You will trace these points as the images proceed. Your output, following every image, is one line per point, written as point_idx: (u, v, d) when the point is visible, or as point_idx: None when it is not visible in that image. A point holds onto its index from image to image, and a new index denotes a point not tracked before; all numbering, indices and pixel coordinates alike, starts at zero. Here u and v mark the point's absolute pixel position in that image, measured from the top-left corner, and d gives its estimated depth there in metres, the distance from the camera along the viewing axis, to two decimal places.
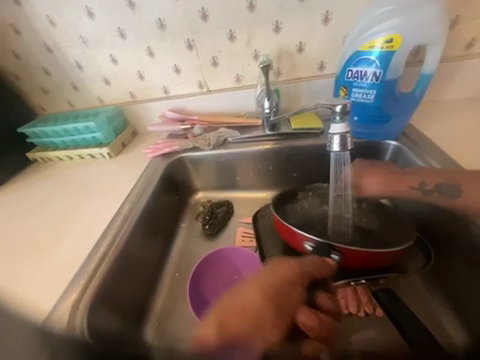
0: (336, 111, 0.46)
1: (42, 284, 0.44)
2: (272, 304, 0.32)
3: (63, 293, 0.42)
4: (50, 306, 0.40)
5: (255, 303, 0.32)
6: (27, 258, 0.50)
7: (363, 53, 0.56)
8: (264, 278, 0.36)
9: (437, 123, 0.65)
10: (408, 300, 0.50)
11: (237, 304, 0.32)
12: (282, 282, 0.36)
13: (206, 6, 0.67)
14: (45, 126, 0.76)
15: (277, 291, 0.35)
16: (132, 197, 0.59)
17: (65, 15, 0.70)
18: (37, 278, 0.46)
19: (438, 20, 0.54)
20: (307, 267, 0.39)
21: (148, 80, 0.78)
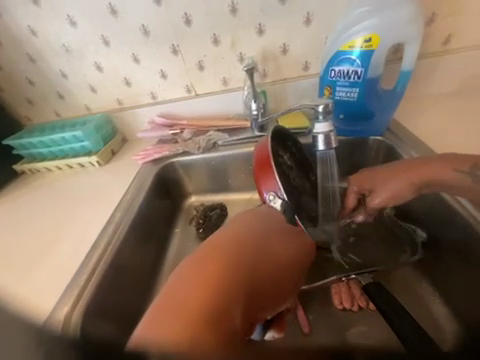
0: (319, 111, 0.48)
1: (34, 297, 0.44)
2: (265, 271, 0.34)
3: (55, 305, 0.41)
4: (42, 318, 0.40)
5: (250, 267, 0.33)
6: (17, 272, 0.49)
7: (344, 53, 0.58)
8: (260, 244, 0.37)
9: (419, 117, 0.67)
10: (399, 292, 0.52)
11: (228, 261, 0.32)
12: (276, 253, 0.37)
13: (189, 11, 0.68)
14: (31, 137, 0.75)
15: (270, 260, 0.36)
16: (123, 205, 0.59)
17: (47, 24, 0.70)
18: (28, 292, 0.45)
19: (413, 19, 0.56)
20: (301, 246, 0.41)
21: (135, 86, 0.77)
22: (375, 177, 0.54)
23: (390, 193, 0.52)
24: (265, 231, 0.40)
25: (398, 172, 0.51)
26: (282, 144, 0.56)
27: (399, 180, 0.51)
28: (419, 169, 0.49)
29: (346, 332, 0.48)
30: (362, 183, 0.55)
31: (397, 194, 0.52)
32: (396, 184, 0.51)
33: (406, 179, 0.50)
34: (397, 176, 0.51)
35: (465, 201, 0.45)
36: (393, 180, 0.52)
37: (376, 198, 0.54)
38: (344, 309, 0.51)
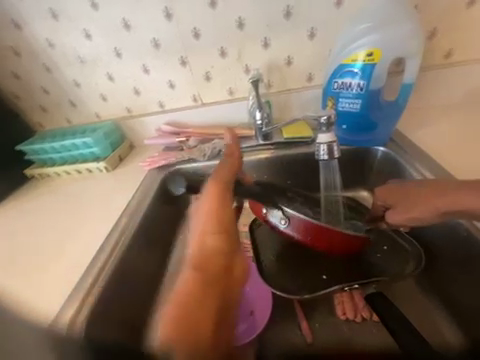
0: (322, 122, 0.49)
1: (44, 293, 0.47)
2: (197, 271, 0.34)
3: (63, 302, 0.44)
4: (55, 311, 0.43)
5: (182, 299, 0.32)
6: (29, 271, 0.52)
7: (347, 66, 0.60)
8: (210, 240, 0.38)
9: (423, 128, 0.68)
10: (401, 304, 0.51)
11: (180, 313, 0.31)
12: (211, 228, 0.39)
13: (198, 26, 0.71)
14: (43, 143, 0.78)
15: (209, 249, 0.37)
16: (129, 211, 0.61)
17: (63, 37, 0.74)
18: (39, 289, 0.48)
19: (414, 34, 0.58)
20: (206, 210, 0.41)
21: (144, 95, 0.80)
22: (402, 194, 0.49)
23: (407, 214, 0.48)
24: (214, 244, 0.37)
25: (421, 194, 0.47)
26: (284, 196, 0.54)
27: (422, 203, 0.46)
28: (441, 193, 0.44)
29: (351, 345, 0.48)
30: (387, 197, 0.51)
31: (414, 216, 0.47)
32: (413, 207, 0.47)
33: (425, 203, 0.46)
34: (421, 197, 0.46)
35: None
36: (414, 202, 0.47)
37: (395, 215, 0.49)
38: (347, 320, 0.51)
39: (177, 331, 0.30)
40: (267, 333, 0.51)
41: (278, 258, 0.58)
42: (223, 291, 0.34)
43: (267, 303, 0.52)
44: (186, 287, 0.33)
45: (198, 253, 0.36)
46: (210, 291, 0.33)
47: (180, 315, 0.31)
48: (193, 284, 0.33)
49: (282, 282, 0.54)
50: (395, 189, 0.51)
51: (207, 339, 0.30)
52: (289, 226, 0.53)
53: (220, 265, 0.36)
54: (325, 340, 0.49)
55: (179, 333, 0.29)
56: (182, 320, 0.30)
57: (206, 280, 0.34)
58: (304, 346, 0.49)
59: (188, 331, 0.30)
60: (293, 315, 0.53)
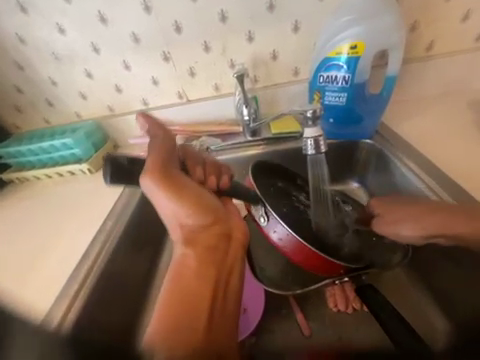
0: (308, 116, 0.49)
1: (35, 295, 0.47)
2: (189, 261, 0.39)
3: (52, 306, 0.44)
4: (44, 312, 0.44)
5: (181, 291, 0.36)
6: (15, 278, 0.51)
7: (332, 59, 0.59)
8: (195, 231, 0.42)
9: (407, 120, 0.69)
10: (388, 294, 0.53)
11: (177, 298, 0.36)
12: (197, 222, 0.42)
13: (179, 19, 0.68)
14: (20, 146, 0.74)
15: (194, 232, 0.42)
16: (115, 214, 0.59)
17: (35, 32, 0.69)
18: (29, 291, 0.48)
19: (396, 27, 0.58)
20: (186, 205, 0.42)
21: (126, 93, 0.77)
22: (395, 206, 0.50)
23: (394, 228, 0.49)
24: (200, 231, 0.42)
25: (413, 209, 0.47)
26: (293, 184, 0.61)
27: (412, 219, 0.47)
28: (435, 213, 0.44)
29: (343, 336, 0.49)
30: (379, 208, 0.52)
31: (400, 231, 0.48)
32: (402, 221, 0.48)
33: (413, 218, 0.47)
34: (412, 212, 0.47)
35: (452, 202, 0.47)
36: (404, 216, 0.48)
37: (382, 227, 0.50)
38: (339, 312, 0.52)
39: (179, 307, 0.35)
40: (260, 329, 0.51)
41: (271, 254, 0.58)
42: (223, 259, 0.41)
43: (260, 299, 0.53)
44: (185, 261, 0.39)
45: (184, 232, 0.42)
46: (206, 260, 0.39)
47: (184, 286, 0.37)
48: (191, 258, 0.40)
49: (275, 277, 0.54)
50: (387, 201, 0.52)
51: (209, 301, 0.36)
52: (278, 239, 0.49)
53: (214, 238, 0.42)
54: (320, 333, 0.50)
55: (184, 302, 0.35)
56: (182, 307, 0.35)
57: (199, 252, 0.40)
58: (300, 340, 0.49)
59: (193, 297, 0.35)
60: (287, 310, 0.53)
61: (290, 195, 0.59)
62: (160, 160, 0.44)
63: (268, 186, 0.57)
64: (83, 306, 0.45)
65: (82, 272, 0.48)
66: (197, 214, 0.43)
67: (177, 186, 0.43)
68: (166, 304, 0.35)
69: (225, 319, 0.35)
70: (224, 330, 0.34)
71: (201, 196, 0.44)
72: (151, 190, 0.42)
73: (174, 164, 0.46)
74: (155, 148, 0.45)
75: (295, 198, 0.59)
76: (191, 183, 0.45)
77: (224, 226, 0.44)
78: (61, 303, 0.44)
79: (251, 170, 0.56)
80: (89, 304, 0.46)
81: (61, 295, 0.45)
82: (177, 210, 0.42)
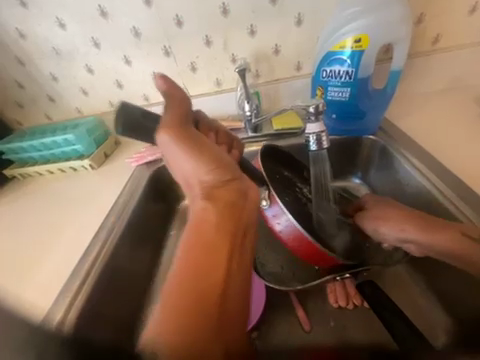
0: (310, 111, 0.48)
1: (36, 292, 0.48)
2: (207, 220, 0.36)
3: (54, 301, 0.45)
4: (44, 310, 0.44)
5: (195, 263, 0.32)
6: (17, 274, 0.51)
7: (335, 53, 0.58)
8: (215, 192, 0.39)
9: (411, 116, 0.68)
10: (391, 292, 0.54)
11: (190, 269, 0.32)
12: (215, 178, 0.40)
13: (180, 13, 0.67)
14: (22, 142, 0.74)
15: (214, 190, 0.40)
16: (116, 210, 0.59)
17: (35, 27, 0.69)
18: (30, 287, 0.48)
19: (402, 20, 0.57)
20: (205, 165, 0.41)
21: (127, 88, 0.77)
22: (391, 206, 0.48)
23: (376, 224, 0.48)
24: (218, 187, 0.40)
25: (408, 215, 0.45)
26: (300, 177, 0.61)
27: (399, 222, 0.45)
28: (420, 222, 0.43)
29: (344, 332, 0.49)
30: (375, 205, 0.50)
31: (379, 227, 0.47)
32: (388, 220, 0.47)
33: (403, 222, 0.45)
34: (405, 218, 0.45)
35: (456, 200, 0.47)
36: (393, 217, 0.46)
37: (364, 219, 0.49)
38: (340, 307, 0.52)
39: (193, 274, 0.32)
40: (261, 324, 0.52)
41: (273, 251, 0.60)
42: (240, 216, 0.38)
43: (261, 295, 0.53)
44: (203, 216, 0.36)
45: (203, 188, 0.40)
46: (226, 218, 0.36)
47: (202, 243, 0.34)
48: (210, 215, 0.36)
49: (276, 273, 0.56)
50: (386, 202, 0.50)
51: (228, 264, 0.33)
52: (278, 226, 0.49)
53: (233, 195, 0.39)
54: (321, 328, 0.50)
55: (201, 260, 0.33)
56: (198, 276, 0.32)
57: (219, 209, 0.37)
58: (301, 335, 0.50)
59: (210, 259, 0.33)
60: (288, 305, 0.54)
61: (294, 187, 0.59)
62: (175, 114, 0.43)
63: (274, 172, 0.57)
64: (86, 300, 0.45)
65: (85, 266, 0.49)
66: (216, 172, 0.41)
67: (195, 142, 0.42)
68: (181, 270, 0.32)
69: (242, 282, 0.34)
70: (240, 295, 0.33)
71: (219, 156, 0.42)
72: (166, 144, 0.42)
73: (189, 118, 0.44)
74: (169, 100, 0.43)
75: (299, 190, 0.58)
76: (209, 143, 0.44)
77: (243, 185, 0.41)
78: (64, 297, 0.45)
79: (261, 150, 0.56)
80: (93, 298, 0.46)
81: (64, 289, 0.46)
82: (196, 168, 0.41)
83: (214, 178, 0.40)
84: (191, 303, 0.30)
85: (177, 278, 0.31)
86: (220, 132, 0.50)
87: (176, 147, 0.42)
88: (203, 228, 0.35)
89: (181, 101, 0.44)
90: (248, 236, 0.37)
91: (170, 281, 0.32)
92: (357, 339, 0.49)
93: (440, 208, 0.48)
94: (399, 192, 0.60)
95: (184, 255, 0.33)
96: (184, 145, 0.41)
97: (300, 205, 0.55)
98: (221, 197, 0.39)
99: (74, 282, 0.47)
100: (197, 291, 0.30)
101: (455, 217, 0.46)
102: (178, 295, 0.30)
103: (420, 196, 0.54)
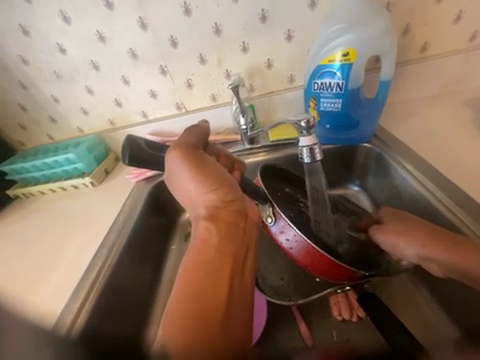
0: (302, 126, 0.49)
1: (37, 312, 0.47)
2: (210, 241, 0.36)
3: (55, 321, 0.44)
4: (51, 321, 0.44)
5: (196, 284, 0.33)
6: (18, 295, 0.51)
7: (325, 66, 0.60)
8: (217, 212, 0.39)
9: (404, 123, 0.69)
10: (392, 302, 0.53)
11: (192, 290, 0.32)
12: (219, 196, 0.39)
13: (175, 34, 0.70)
14: (24, 162, 0.75)
15: (216, 210, 0.39)
16: (117, 226, 0.59)
17: (37, 53, 0.72)
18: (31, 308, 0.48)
19: (388, 32, 0.59)
20: (210, 183, 0.40)
21: (126, 107, 0.79)
22: (411, 220, 0.46)
23: (394, 239, 0.46)
24: (221, 207, 0.39)
25: (429, 230, 0.43)
26: (301, 189, 0.62)
27: (419, 239, 0.43)
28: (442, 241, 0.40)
29: (349, 346, 0.48)
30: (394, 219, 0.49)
31: (399, 242, 0.45)
32: (407, 235, 0.44)
33: (423, 238, 0.42)
34: (426, 235, 0.42)
35: (453, 206, 0.46)
36: (414, 233, 0.44)
37: (382, 234, 0.48)
38: (344, 320, 0.51)
39: (195, 295, 0.32)
40: (264, 338, 0.51)
41: (273, 262, 0.60)
42: (241, 236, 0.38)
43: (261, 310, 0.53)
44: (205, 238, 0.37)
45: (206, 207, 0.39)
46: (228, 239, 0.37)
47: (204, 265, 0.34)
48: (212, 236, 0.37)
49: (276, 286, 0.55)
50: (407, 217, 0.47)
51: (228, 285, 0.33)
52: (286, 242, 0.48)
53: (234, 215, 0.39)
54: (325, 341, 0.49)
55: (202, 283, 0.33)
56: (199, 297, 0.32)
57: (221, 229, 0.38)
58: (306, 348, 0.49)
59: (210, 282, 0.33)
60: (291, 319, 0.53)
61: (297, 201, 0.59)
62: (188, 140, 0.45)
63: (275, 190, 0.57)
64: (87, 319, 0.44)
65: (85, 285, 0.48)
66: (219, 191, 0.40)
67: (201, 162, 0.42)
68: (183, 291, 0.32)
69: (243, 304, 0.34)
70: (242, 316, 0.33)
71: (224, 176, 0.42)
72: (173, 163, 0.42)
73: (199, 144, 0.46)
74: (185, 132, 0.46)
75: (303, 205, 0.59)
76: (215, 163, 0.43)
77: (245, 204, 0.41)
78: (64, 317, 0.44)
79: (260, 170, 0.56)
80: (93, 317, 0.45)
81: (65, 309, 0.45)
82: (199, 187, 0.40)
83: (219, 196, 0.39)
84: (190, 328, 0.29)
85: (177, 303, 0.31)
86: (221, 155, 0.51)
87: (182, 164, 0.41)
88: (206, 248, 0.36)
89: (196, 131, 0.47)
90: (248, 255, 0.38)
91: (170, 305, 0.31)
92: (362, 352, 0.47)
93: (439, 214, 0.48)
94: (397, 198, 0.60)
95: (185, 278, 0.33)
96: (190, 165, 0.41)
97: (301, 217, 0.55)
98: (224, 217, 0.39)
99: (74, 300, 0.46)
100: (196, 315, 0.30)
101: (455, 223, 0.45)
102: (178, 319, 0.30)
103: (417, 203, 0.54)
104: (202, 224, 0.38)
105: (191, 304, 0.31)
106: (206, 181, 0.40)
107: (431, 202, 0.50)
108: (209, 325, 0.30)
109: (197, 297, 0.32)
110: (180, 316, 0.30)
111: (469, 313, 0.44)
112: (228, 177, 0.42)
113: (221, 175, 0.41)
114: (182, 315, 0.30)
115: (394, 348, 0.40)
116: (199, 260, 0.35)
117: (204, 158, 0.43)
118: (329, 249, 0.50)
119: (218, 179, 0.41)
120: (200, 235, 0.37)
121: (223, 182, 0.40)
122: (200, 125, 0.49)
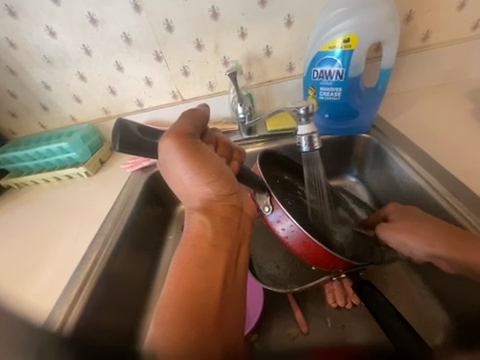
0: (301, 113, 0.48)
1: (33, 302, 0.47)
2: (203, 235, 0.36)
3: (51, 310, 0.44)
4: (48, 310, 0.45)
5: (189, 278, 0.33)
6: (14, 285, 0.51)
7: (325, 54, 0.58)
8: (212, 206, 0.39)
9: (404, 113, 0.68)
10: (386, 290, 0.54)
11: (185, 284, 0.32)
12: (215, 190, 0.39)
13: (170, 18, 0.67)
14: (16, 151, 0.73)
15: (211, 203, 0.39)
16: (113, 216, 0.59)
17: (25, 36, 0.68)
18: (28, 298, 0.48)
19: (390, 18, 0.57)
20: (206, 176, 0.39)
21: (120, 95, 0.77)
22: (414, 216, 0.45)
23: (402, 238, 0.43)
24: (217, 200, 0.40)
25: (431, 225, 0.42)
26: (300, 178, 0.62)
27: (428, 238, 0.41)
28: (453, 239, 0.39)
29: (342, 332, 0.50)
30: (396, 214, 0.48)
31: (408, 241, 0.43)
32: (414, 233, 0.42)
33: (433, 238, 0.41)
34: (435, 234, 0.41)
35: (449, 197, 0.47)
36: (422, 232, 0.42)
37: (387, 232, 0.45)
38: (338, 307, 0.52)
39: (188, 289, 0.32)
40: (259, 325, 0.52)
41: (269, 252, 0.61)
42: (236, 231, 0.39)
43: (256, 298, 0.54)
44: (200, 232, 0.37)
45: (201, 199, 0.39)
46: (222, 233, 0.37)
47: (198, 259, 0.34)
48: (207, 230, 0.37)
49: (273, 275, 0.56)
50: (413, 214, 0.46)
51: (222, 281, 0.33)
52: (282, 231, 0.48)
53: (229, 210, 0.40)
54: (318, 328, 0.50)
55: (196, 276, 0.33)
56: (192, 292, 0.32)
57: (216, 223, 0.38)
58: (300, 334, 0.50)
59: (205, 277, 0.33)
60: (286, 307, 0.54)
61: (295, 189, 0.59)
62: (186, 127, 0.42)
63: (273, 177, 0.57)
64: (85, 308, 0.45)
65: (82, 274, 0.48)
66: (215, 184, 0.39)
67: (198, 153, 0.40)
68: (175, 285, 0.32)
69: (236, 298, 0.34)
70: (234, 310, 0.33)
71: (221, 168, 0.41)
72: (168, 151, 0.39)
73: (196, 131, 0.44)
74: (183, 116, 0.44)
75: (300, 192, 0.58)
76: (213, 153, 0.42)
77: (240, 199, 0.42)
78: (61, 306, 0.44)
79: (260, 157, 0.55)
80: (90, 305, 0.46)
81: (62, 298, 0.45)
82: (195, 179, 0.39)
83: (216, 189, 0.39)
84: (183, 324, 0.29)
85: (170, 298, 0.31)
86: (220, 143, 0.49)
87: (178, 152, 0.39)
88: (199, 243, 0.36)
89: (194, 117, 0.45)
90: (242, 250, 0.39)
91: (163, 301, 0.31)
92: (355, 337, 0.49)
93: (433, 205, 0.49)
94: (394, 189, 0.61)
95: (178, 273, 0.33)
96: (187, 154, 0.39)
97: (299, 206, 0.54)
98: (219, 212, 0.39)
99: (71, 290, 0.46)
100: (190, 310, 0.30)
101: (449, 213, 0.46)
102: (171, 315, 0.30)
103: (414, 193, 0.54)
104: (196, 218, 0.38)
105: (184, 298, 0.31)
106: (203, 172, 0.39)
107: (427, 192, 0.50)
108: (202, 321, 0.30)
109: (189, 291, 0.32)
110: (172, 310, 0.30)
111: (458, 300, 0.46)
112: (226, 169, 0.41)
113: (218, 167, 0.40)
114: (174, 308, 0.30)
115: (390, 335, 0.41)
116: (192, 255, 0.35)
117: (202, 147, 0.41)
118: (325, 240, 0.50)
119: (216, 172, 0.40)
120: (194, 228, 0.37)
121: (220, 175, 0.40)
122: (198, 110, 0.47)
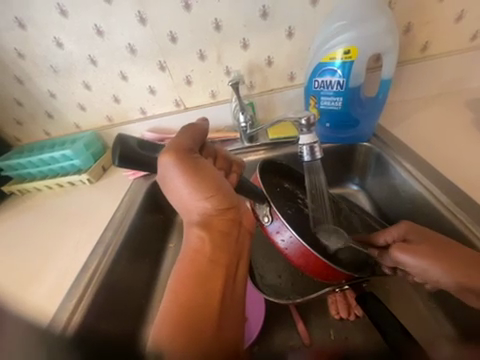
0: (302, 123, 0.49)
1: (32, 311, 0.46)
2: (201, 250, 0.36)
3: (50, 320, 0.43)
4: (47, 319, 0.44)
5: (187, 294, 0.32)
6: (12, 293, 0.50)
7: (326, 64, 0.59)
8: (210, 219, 0.39)
9: (405, 122, 0.69)
10: (390, 302, 0.53)
11: (182, 300, 0.32)
12: (213, 204, 0.39)
13: (174, 29, 0.69)
14: (20, 158, 0.74)
15: (209, 218, 0.39)
16: (114, 223, 0.59)
17: (33, 46, 0.70)
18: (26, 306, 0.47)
19: (389, 30, 0.58)
20: (204, 190, 0.39)
21: (124, 103, 0.78)
22: (425, 235, 0.44)
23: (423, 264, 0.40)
24: (215, 214, 0.40)
25: (442, 246, 0.41)
26: (301, 185, 0.62)
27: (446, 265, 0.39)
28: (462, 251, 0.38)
29: (346, 345, 0.48)
30: (408, 232, 0.45)
31: (430, 267, 0.40)
32: (432, 256, 0.40)
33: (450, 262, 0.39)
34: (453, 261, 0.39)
35: (453, 206, 0.46)
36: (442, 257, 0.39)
37: (405, 254, 0.42)
38: (341, 319, 0.51)
39: (186, 306, 0.31)
40: (261, 337, 0.51)
41: (270, 262, 0.60)
42: (234, 245, 0.39)
43: (257, 310, 0.53)
44: (198, 246, 0.37)
45: (199, 213, 0.39)
46: (221, 248, 0.37)
47: (196, 274, 0.34)
48: (205, 245, 0.37)
49: (273, 285, 0.55)
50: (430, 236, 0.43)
51: (220, 296, 0.33)
52: (281, 242, 0.48)
53: (228, 224, 0.40)
54: (321, 340, 0.49)
55: (194, 292, 0.32)
56: (190, 308, 0.31)
57: (214, 237, 0.38)
58: (303, 347, 0.49)
59: (201, 292, 0.33)
60: (288, 318, 0.53)
61: (296, 197, 0.59)
62: (184, 142, 0.42)
63: (274, 185, 0.57)
64: (84, 316, 0.44)
65: (82, 282, 0.48)
66: (214, 198, 0.39)
67: (196, 168, 0.40)
68: (173, 301, 0.32)
69: (235, 314, 0.34)
70: (233, 326, 0.33)
71: (219, 181, 0.41)
72: (168, 166, 0.40)
73: (195, 145, 0.44)
74: (182, 130, 0.44)
75: (301, 201, 0.59)
76: (211, 167, 0.42)
77: (239, 213, 0.42)
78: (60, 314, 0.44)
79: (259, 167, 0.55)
80: (90, 314, 0.45)
81: (61, 307, 0.44)
82: (193, 193, 0.39)
83: (214, 203, 0.39)
84: (181, 341, 0.28)
85: (167, 314, 0.31)
86: (219, 156, 0.50)
87: (175, 167, 0.39)
88: (197, 257, 0.36)
89: (193, 131, 0.45)
90: (240, 264, 0.39)
91: (160, 317, 0.31)
92: (359, 351, 0.47)
93: (437, 215, 0.48)
94: (396, 197, 0.60)
95: (176, 288, 0.33)
96: (185, 168, 0.39)
97: (300, 216, 0.54)
98: (217, 226, 0.39)
99: (71, 298, 0.46)
100: (188, 327, 0.30)
101: (451, 223, 0.45)
102: (168, 332, 0.29)
103: (416, 202, 0.54)
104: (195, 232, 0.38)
105: (182, 313, 0.31)
106: (200, 186, 0.39)
107: (429, 202, 0.50)
108: (201, 338, 0.29)
109: (187, 308, 0.31)
110: (170, 326, 0.29)
111: (464, 312, 0.45)
112: (224, 182, 0.41)
113: (216, 181, 0.40)
114: (172, 325, 0.30)
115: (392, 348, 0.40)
116: (190, 270, 0.35)
117: (199, 160, 0.41)
118: (325, 251, 0.49)
119: (215, 186, 0.40)
120: (193, 243, 0.37)
121: (218, 189, 0.40)
122: (197, 124, 0.47)
